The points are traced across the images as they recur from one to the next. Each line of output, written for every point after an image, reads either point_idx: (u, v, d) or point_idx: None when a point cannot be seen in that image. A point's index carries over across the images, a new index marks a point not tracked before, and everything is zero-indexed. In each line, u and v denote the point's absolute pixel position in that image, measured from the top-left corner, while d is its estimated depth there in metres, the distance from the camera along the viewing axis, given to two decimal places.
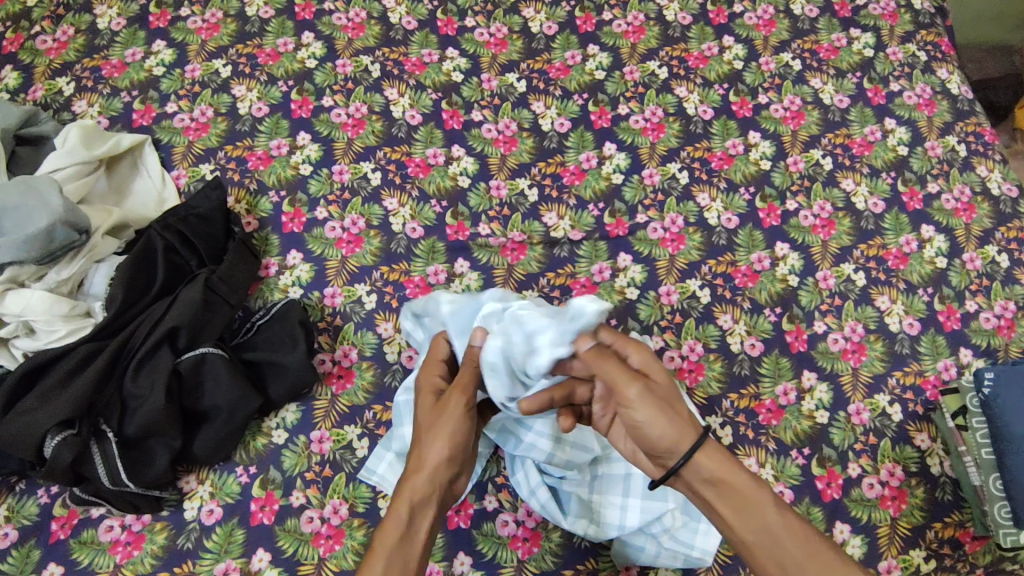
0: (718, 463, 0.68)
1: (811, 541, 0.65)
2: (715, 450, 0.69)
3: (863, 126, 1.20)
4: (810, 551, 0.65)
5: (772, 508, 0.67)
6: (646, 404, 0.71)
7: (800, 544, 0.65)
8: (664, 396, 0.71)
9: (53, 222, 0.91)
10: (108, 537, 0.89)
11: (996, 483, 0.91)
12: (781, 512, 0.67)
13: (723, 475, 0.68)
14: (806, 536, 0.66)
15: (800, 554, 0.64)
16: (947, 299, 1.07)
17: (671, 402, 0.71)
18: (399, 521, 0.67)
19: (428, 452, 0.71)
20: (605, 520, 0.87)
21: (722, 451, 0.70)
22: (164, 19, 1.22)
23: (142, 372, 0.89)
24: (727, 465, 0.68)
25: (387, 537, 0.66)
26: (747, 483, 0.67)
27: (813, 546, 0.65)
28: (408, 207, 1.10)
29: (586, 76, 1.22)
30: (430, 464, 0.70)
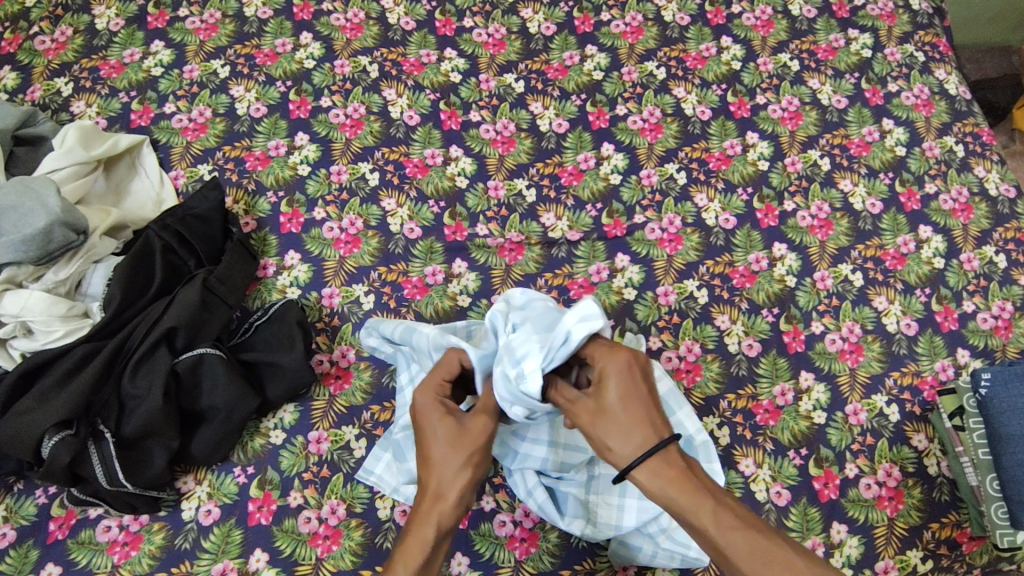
0: (663, 478, 0.68)
1: (763, 547, 0.64)
2: (662, 462, 0.69)
3: (861, 126, 1.21)
4: (763, 560, 0.63)
5: (717, 522, 0.66)
6: (590, 424, 0.73)
7: (750, 551, 0.64)
8: (604, 418, 0.72)
9: (51, 222, 0.91)
10: (106, 537, 0.89)
11: (993, 483, 0.91)
12: (727, 522, 0.66)
13: (666, 489, 0.68)
14: (758, 544, 0.64)
15: (747, 562, 0.64)
16: (945, 299, 1.07)
17: (618, 417, 0.72)
18: (425, 542, 0.67)
19: (447, 475, 0.71)
20: (603, 521, 0.87)
21: (665, 463, 0.69)
22: (163, 19, 1.22)
23: (140, 372, 0.89)
24: (671, 478, 0.68)
25: (414, 557, 0.67)
26: (688, 498, 0.67)
27: (766, 554, 0.64)
28: (407, 207, 1.10)
29: (585, 77, 1.22)
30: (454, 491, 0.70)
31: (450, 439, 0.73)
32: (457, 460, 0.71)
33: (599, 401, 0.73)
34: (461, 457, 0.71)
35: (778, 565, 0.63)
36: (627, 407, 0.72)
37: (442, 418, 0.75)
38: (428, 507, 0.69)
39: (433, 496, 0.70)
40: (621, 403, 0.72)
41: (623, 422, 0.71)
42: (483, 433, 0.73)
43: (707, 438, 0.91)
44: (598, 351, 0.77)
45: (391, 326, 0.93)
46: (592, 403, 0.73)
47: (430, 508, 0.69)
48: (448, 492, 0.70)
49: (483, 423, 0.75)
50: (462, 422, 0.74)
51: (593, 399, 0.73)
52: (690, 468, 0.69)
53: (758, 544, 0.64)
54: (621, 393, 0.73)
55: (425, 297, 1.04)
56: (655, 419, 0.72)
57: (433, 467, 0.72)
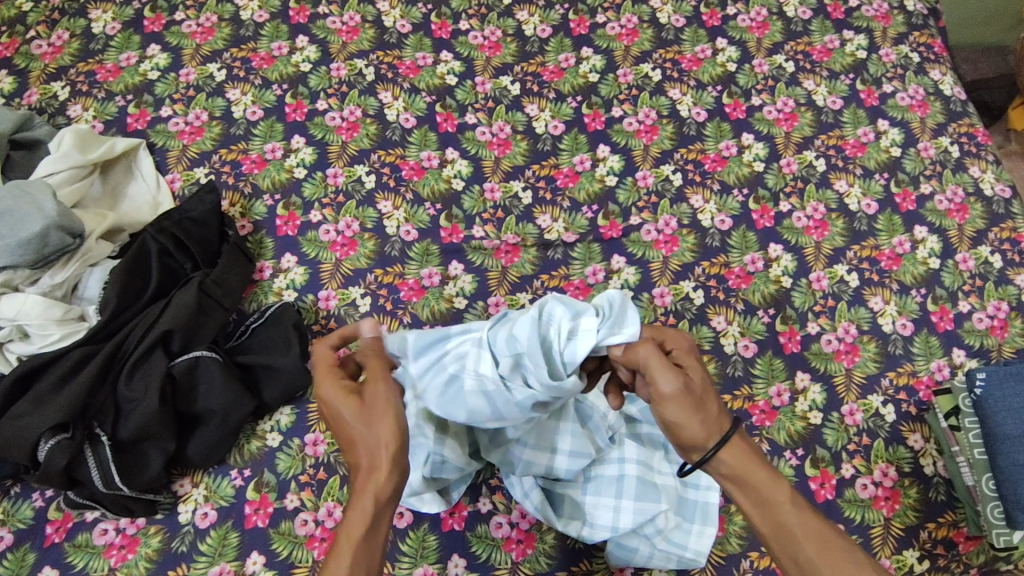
0: (742, 458, 0.68)
1: (829, 535, 0.65)
2: (737, 443, 0.69)
3: (856, 127, 1.21)
4: (830, 550, 0.64)
5: (793, 503, 0.66)
6: (677, 397, 0.69)
7: (816, 539, 0.64)
8: (701, 394, 0.69)
9: (47, 226, 0.91)
10: (102, 541, 0.89)
11: (989, 483, 0.91)
12: (801, 509, 0.66)
13: (747, 468, 0.68)
14: (826, 534, 0.65)
15: (813, 550, 0.64)
16: (940, 300, 1.08)
17: (708, 397, 0.69)
18: (364, 522, 0.64)
19: (373, 447, 0.66)
20: (598, 522, 0.87)
21: (746, 448, 0.69)
22: (159, 23, 1.23)
23: (136, 376, 0.89)
24: (747, 458, 0.68)
25: (352, 538, 0.64)
26: (768, 479, 0.67)
27: (832, 542, 0.64)
28: (403, 210, 1.10)
29: (581, 79, 1.22)
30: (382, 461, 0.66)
31: (355, 410, 0.68)
32: (374, 430, 0.66)
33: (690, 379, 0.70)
34: (371, 429, 0.67)
35: (841, 554, 0.63)
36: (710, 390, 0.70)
37: (346, 398, 0.69)
38: (360, 482, 0.66)
39: (361, 474, 0.66)
40: (707, 384, 0.70)
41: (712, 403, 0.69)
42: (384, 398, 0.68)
43: None
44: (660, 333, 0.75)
45: None
46: (691, 382, 0.69)
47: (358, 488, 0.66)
48: (376, 465, 0.66)
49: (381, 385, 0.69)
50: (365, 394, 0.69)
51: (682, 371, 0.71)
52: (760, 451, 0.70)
53: (826, 532, 0.65)
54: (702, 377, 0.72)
55: (421, 299, 1.04)
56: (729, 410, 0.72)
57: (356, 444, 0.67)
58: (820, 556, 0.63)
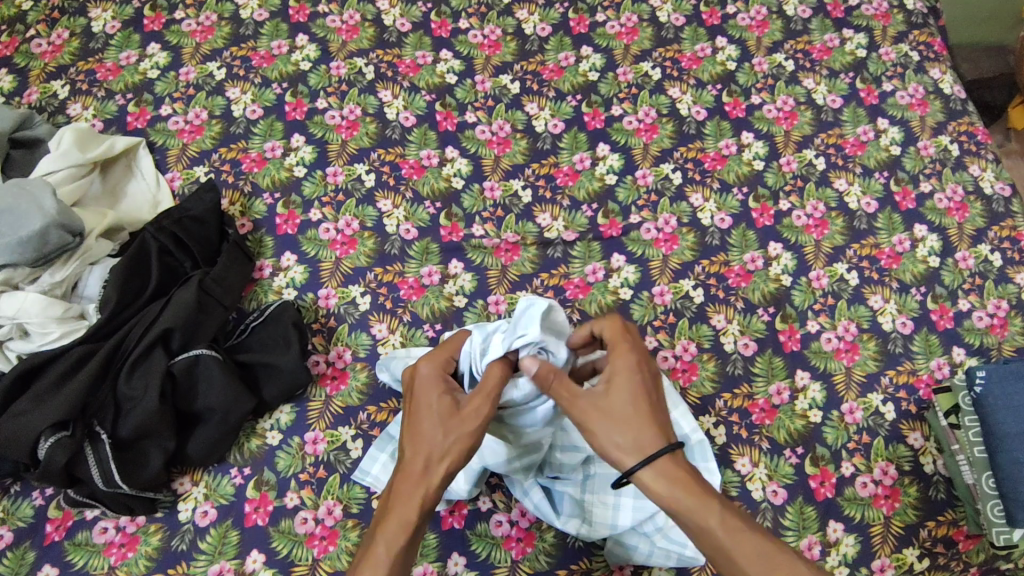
0: (670, 481, 0.69)
1: (768, 550, 0.65)
2: (668, 464, 0.69)
3: (856, 125, 1.21)
4: (769, 566, 0.63)
5: (725, 525, 0.66)
6: (597, 423, 0.72)
7: (754, 556, 0.64)
8: (613, 412, 0.72)
9: (47, 225, 0.91)
10: (102, 539, 0.89)
11: (990, 481, 0.91)
12: (737, 532, 0.66)
13: (675, 489, 0.68)
14: (762, 548, 0.65)
15: (752, 568, 0.64)
16: (940, 298, 1.08)
17: (624, 416, 0.72)
18: (405, 526, 0.67)
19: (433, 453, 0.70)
20: (598, 520, 0.87)
21: (675, 467, 0.69)
22: (159, 22, 1.23)
23: (136, 373, 0.89)
24: (681, 480, 0.68)
25: (396, 540, 0.66)
26: (697, 502, 0.67)
27: (769, 556, 0.64)
28: (403, 208, 1.10)
29: (580, 78, 1.22)
30: (439, 473, 0.69)
31: (438, 416, 0.71)
32: (449, 438, 0.70)
33: (612, 400, 0.73)
34: (449, 439, 0.70)
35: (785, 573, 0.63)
36: (632, 402, 0.72)
37: (440, 396, 0.73)
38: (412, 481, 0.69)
39: (415, 480, 0.69)
40: (624, 400, 0.72)
41: (633, 425, 0.71)
42: (476, 416, 0.71)
43: (703, 438, 0.92)
44: (615, 349, 0.76)
45: (400, 364, 0.95)
46: (597, 402, 0.73)
47: (404, 491, 0.68)
48: (435, 472, 0.69)
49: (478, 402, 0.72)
50: (459, 402, 0.73)
51: (603, 393, 0.73)
52: (694, 472, 0.70)
53: (766, 551, 0.64)
54: (627, 392, 0.73)
55: (421, 298, 1.04)
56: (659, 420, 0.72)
57: (421, 443, 0.70)
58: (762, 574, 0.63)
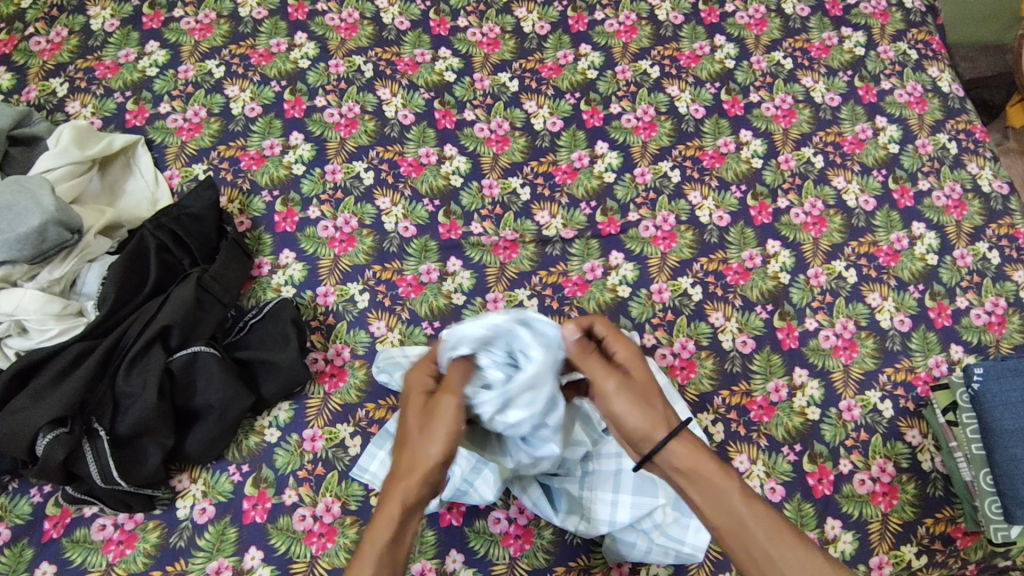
0: (693, 452, 0.69)
1: (782, 527, 0.65)
2: (687, 437, 0.70)
3: (854, 124, 1.21)
4: (780, 536, 0.64)
5: (743, 493, 0.66)
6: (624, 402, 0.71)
7: (766, 525, 0.65)
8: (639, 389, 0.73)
9: (45, 221, 0.91)
10: (101, 536, 0.89)
11: (987, 478, 0.91)
12: (753, 502, 0.66)
13: (699, 458, 0.68)
14: (776, 522, 0.65)
15: (763, 532, 0.64)
16: (938, 296, 1.08)
17: (651, 396, 0.72)
18: (388, 523, 0.65)
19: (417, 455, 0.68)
20: (597, 517, 0.86)
21: (697, 442, 0.70)
22: (158, 19, 1.23)
23: (135, 370, 0.89)
24: (705, 451, 0.69)
25: (379, 535, 0.65)
26: (719, 472, 0.67)
27: (780, 529, 0.65)
28: (401, 206, 1.10)
29: (579, 76, 1.22)
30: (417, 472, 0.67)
31: (420, 420, 0.71)
32: (427, 437, 0.69)
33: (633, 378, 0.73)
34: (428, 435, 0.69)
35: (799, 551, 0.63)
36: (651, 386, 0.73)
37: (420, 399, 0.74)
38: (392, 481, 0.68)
39: (394, 483, 0.67)
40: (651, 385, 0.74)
41: (657, 398, 0.72)
42: (447, 414, 0.70)
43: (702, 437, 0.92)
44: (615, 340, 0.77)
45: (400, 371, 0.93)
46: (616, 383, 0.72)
47: (387, 491, 0.67)
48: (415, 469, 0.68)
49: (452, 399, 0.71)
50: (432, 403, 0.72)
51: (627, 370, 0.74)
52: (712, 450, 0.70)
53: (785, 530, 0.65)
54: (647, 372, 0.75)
55: (419, 295, 1.04)
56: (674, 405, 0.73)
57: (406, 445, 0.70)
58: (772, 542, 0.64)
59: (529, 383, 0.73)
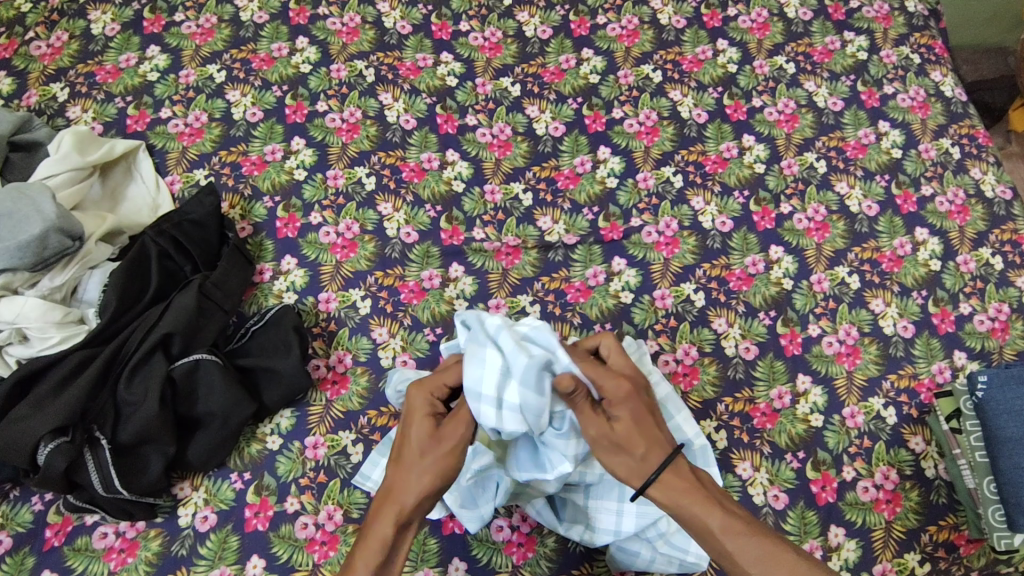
0: (674, 494, 0.72)
1: (772, 552, 0.68)
2: (670, 478, 0.73)
3: (857, 129, 1.21)
4: (771, 563, 0.67)
5: (726, 529, 0.70)
6: (604, 449, 0.75)
7: (758, 557, 0.68)
8: (620, 434, 0.75)
9: (46, 229, 0.91)
10: (102, 544, 0.89)
11: (990, 486, 0.90)
12: (739, 535, 0.69)
13: (678, 500, 0.72)
14: (766, 551, 0.68)
15: (756, 566, 0.68)
16: (941, 302, 1.08)
17: (632, 441, 0.74)
18: (382, 541, 0.69)
19: (413, 480, 0.73)
20: (600, 526, 0.86)
21: (680, 481, 0.73)
22: (158, 24, 1.22)
23: (136, 379, 0.89)
24: (689, 488, 0.72)
25: (372, 551, 0.69)
26: (700, 510, 0.71)
27: (771, 556, 0.68)
28: (403, 212, 1.10)
29: (581, 80, 1.22)
30: (415, 491, 0.72)
31: (420, 442, 0.74)
32: (424, 465, 0.73)
33: (614, 432, 0.75)
34: (427, 461, 0.73)
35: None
36: (637, 430, 0.75)
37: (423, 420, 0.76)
38: (386, 504, 0.72)
39: (388, 500, 0.72)
40: (632, 429, 0.75)
41: (642, 443, 0.74)
42: (455, 443, 0.74)
43: (706, 442, 0.91)
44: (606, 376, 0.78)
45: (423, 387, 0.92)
46: (602, 427, 0.75)
47: (382, 511, 0.72)
48: (412, 492, 0.72)
49: (458, 429, 0.76)
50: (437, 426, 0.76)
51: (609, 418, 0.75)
52: (698, 481, 0.73)
53: (781, 555, 0.68)
54: (630, 417, 0.75)
55: (421, 302, 1.04)
56: (658, 439, 0.75)
57: (401, 468, 0.74)
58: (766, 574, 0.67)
59: (483, 360, 0.78)
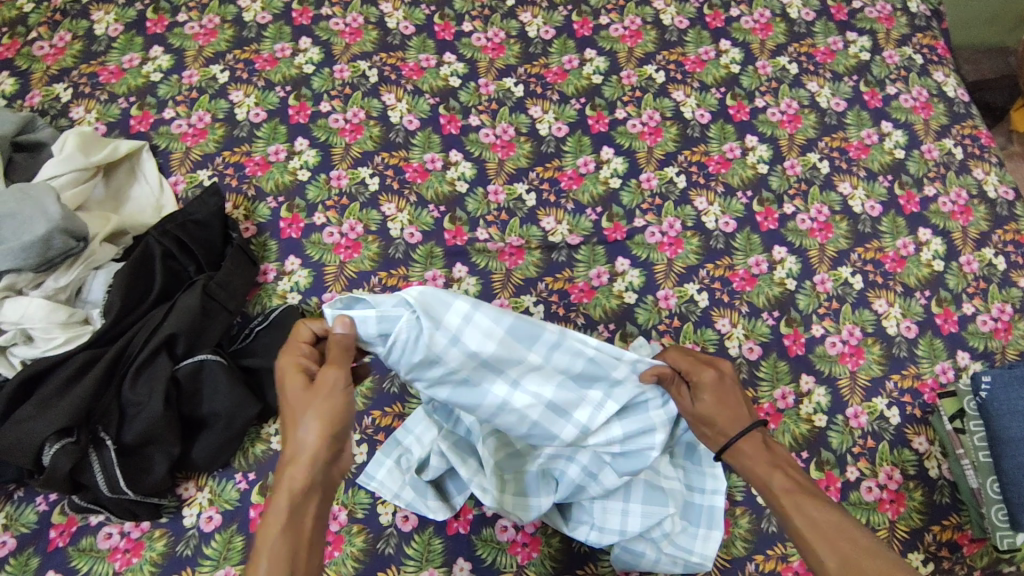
0: (749, 459, 0.75)
1: (828, 520, 0.68)
2: (748, 447, 0.75)
3: (860, 129, 1.21)
4: (825, 531, 0.67)
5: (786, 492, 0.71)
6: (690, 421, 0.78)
7: (812, 523, 0.68)
8: (701, 410, 0.77)
9: (51, 230, 0.91)
10: (107, 544, 0.89)
11: (994, 486, 0.91)
12: (802, 496, 0.70)
13: (749, 465, 0.74)
14: (822, 516, 0.68)
15: (809, 529, 0.68)
16: (944, 302, 1.08)
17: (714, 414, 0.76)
18: (282, 514, 0.64)
19: (297, 442, 0.67)
20: (606, 526, 0.85)
21: (760, 447, 0.75)
22: (162, 24, 1.23)
23: (141, 379, 0.89)
24: (758, 457, 0.74)
25: (273, 528, 0.63)
26: (767, 471, 0.73)
27: (825, 521, 0.68)
28: (407, 212, 1.10)
29: (584, 80, 1.22)
30: (307, 448, 0.66)
31: (299, 401, 0.68)
32: (303, 426, 0.67)
33: (697, 406, 0.77)
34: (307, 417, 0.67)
35: (846, 539, 0.66)
36: (719, 404, 0.76)
37: (297, 377, 0.70)
38: (279, 475, 0.66)
39: (286, 465, 0.66)
40: (717, 403, 0.76)
41: (722, 418, 0.76)
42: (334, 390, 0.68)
43: None
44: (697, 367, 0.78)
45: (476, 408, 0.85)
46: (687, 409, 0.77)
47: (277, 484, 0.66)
48: (301, 455, 0.66)
49: (332, 374, 0.69)
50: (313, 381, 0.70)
51: (690, 396, 0.77)
52: (778, 454, 0.75)
53: (840, 524, 0.67)
54: (714, 393, 0.76)
55: None
56: (742, 413, 0.76)
57: (286, 436, 0.68)
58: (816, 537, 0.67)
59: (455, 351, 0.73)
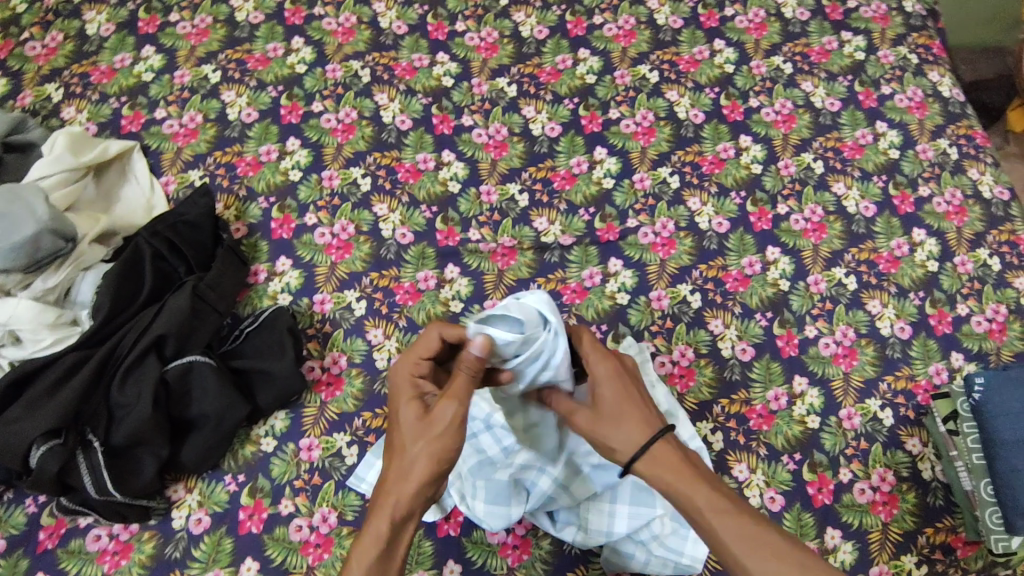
0: (665, 468, 0.73)
1: (751, 530, 0.68)
2: (662, 453, 0.73)
3: (854, 129, 1.20)
4: (752, 542, 0.68)
5: (713, 507, 0.70)
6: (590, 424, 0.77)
7: (739, 536, 0.68)
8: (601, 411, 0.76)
9: (39, 230, 0.91)
10: (96, 546, 0.88)
11: (988, 488, 0.90)
12: (722, 506, 0.70)
13: (665, 478, 0.73)
14: (745, 528, 0.68)
15: (737, 544, 0.68)
16: (938, 303, 1.07)
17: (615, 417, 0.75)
18: (378, 536, 0.68)
19: (405, 469, 0.69)
20: (594, 527, 0.86)
21: (672, 456, 0.73)
22: (154, 24, 1.22)
23: (129, 381, 0.89)
24: (672, 467, 0.73)
25: (370, 548, 0.68)
26: (686, 485, 0.71)
27: (750, 532, 0.68)
28: (398, 213, 1.09)
29: (577, 80, 1.22)
30: (414, 484, 0.68)
31: (415, 428, 0.70)
32: (410, 457, 0.69)
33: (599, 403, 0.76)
34: (417, 445, 0.69)
35: (767, 545, 0.67)
36: (619, 402, 0.76)
37: (409, 400, 0.73)
38: (382, 493, 0.69)
39: (392, 488, 0.69)
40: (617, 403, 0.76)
41: (628, 425, 0.75)
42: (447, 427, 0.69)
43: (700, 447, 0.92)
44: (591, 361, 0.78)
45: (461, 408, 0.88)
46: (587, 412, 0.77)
47: (377, 507, 0.69)
48: (405, 486, 0.68)
49: (447, 409, 0.70)
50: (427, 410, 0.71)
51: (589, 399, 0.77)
52: (692, 459, 0.74)
53: (767, 537, 0.68)
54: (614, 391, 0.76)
55: (417, 303, 1.03)
56: (650, 417, 0.75)
57: (393, 458, 0.71)
58: (745, 549, 0.68)
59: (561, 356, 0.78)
